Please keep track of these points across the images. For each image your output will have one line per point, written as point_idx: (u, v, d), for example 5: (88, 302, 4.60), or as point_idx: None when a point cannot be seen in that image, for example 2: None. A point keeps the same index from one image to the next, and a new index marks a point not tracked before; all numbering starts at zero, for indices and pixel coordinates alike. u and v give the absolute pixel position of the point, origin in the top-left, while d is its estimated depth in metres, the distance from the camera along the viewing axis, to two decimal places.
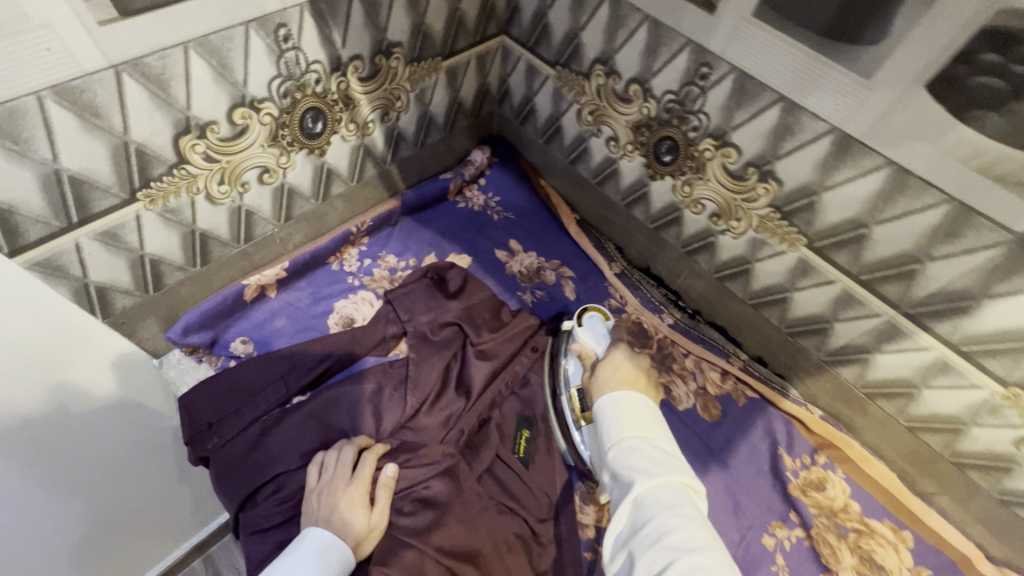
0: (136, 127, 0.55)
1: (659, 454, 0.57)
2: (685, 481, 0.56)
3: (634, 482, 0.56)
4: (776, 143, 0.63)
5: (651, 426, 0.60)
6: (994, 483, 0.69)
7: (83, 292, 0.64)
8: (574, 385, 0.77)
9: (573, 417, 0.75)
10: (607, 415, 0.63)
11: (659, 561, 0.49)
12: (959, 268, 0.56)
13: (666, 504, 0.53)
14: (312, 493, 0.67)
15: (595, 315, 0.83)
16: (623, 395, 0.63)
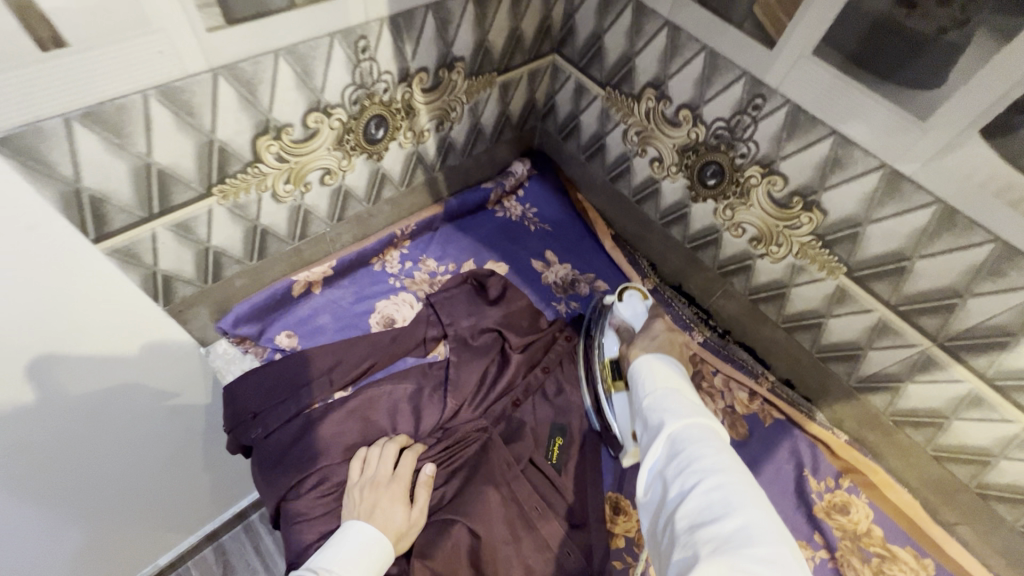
0: (222, 127, 0.58)
1: (690, 401, 0.59)
2: (714, 420, 0.57)
3: (664, 420, 0.57)
4: (825, 175, 0.66)
5: (683, 380, 0.63)
6: (1019, 516, 0.70)
7: (151, 280, 0.67)
8: (608, 356, 0.82)
9: (604, 387, 0.79)
10: (642, 373, 0.66)
11: (689, 480, 0.50)
12: (999, 306, 0.58)
13: (695, 436, 0.54)
14: (354, 487, 0.69)
15: (634, 294, 0.87)
16: (654, 358, 0.67)
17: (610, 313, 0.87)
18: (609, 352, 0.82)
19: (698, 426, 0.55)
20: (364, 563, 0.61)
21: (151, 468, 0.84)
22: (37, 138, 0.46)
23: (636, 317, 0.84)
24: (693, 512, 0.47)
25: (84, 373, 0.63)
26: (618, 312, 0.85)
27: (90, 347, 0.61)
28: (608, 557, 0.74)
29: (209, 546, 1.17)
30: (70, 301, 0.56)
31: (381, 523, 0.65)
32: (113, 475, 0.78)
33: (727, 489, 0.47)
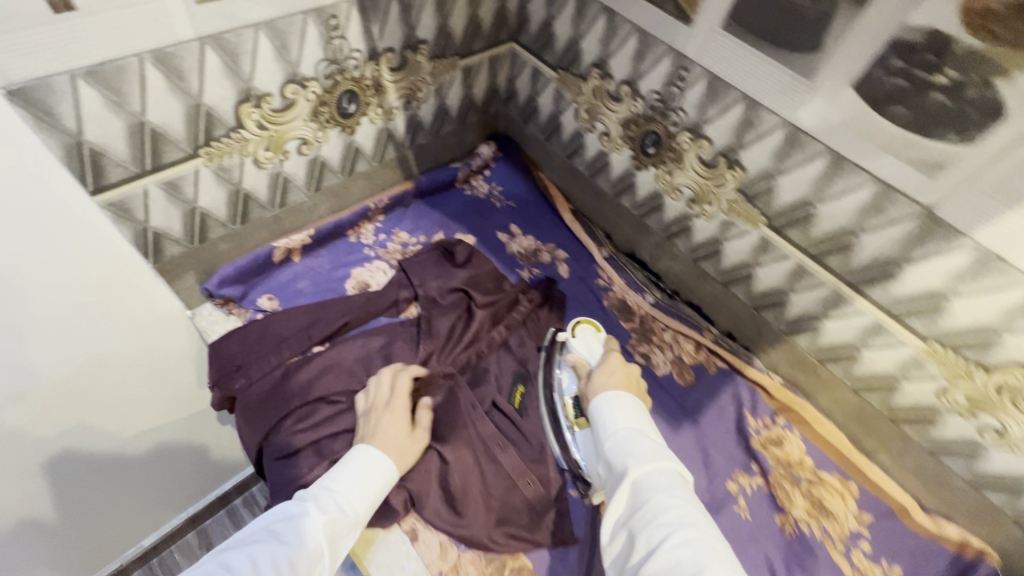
0: (208, 92, 0.66)
1: (649, 444, 0.67)
2: (672, 463, 0.65)
3: (629, 467, 0.64)
4: (741, 134, 0.76)
5: (643, 420, 0.71)
6: (924, 434, 0.79)
7: (142, 235, 0.74)
8: (568, 393, 0.84)
9: (568, 423, 0.82)
10: (603, 412, 0.73)
11: (656, 534, 0.57)
12: (885, 238, 0.68)
13: (660, 486, 0.62)
14: (355, 417, 0.78)
15: (587, 328, 0.89)
16: (615, 394, 0.74)
17: (566, 350, 0.88)
18: (568, 389, 0.85)
19: (661, 475, 0.63)
20: (362, 488, 0.67)
21: (141, 444, 0.90)
22: (46, 91, 0.54)
23: (591, 355, 0.86)
24: (663, 564, 0.55)
25: (90, 326, 0.69)
26: (572, 347, 0.87)
27: (86, 323, 0.68)
28: (564, 487, 0.82)
29: (192, 531, 1.22)
30: (71, 258, 0.62)
31: (382, 443, 0.72)
32: (110, 441, 0.83)
33: (691, 545, 0.56)
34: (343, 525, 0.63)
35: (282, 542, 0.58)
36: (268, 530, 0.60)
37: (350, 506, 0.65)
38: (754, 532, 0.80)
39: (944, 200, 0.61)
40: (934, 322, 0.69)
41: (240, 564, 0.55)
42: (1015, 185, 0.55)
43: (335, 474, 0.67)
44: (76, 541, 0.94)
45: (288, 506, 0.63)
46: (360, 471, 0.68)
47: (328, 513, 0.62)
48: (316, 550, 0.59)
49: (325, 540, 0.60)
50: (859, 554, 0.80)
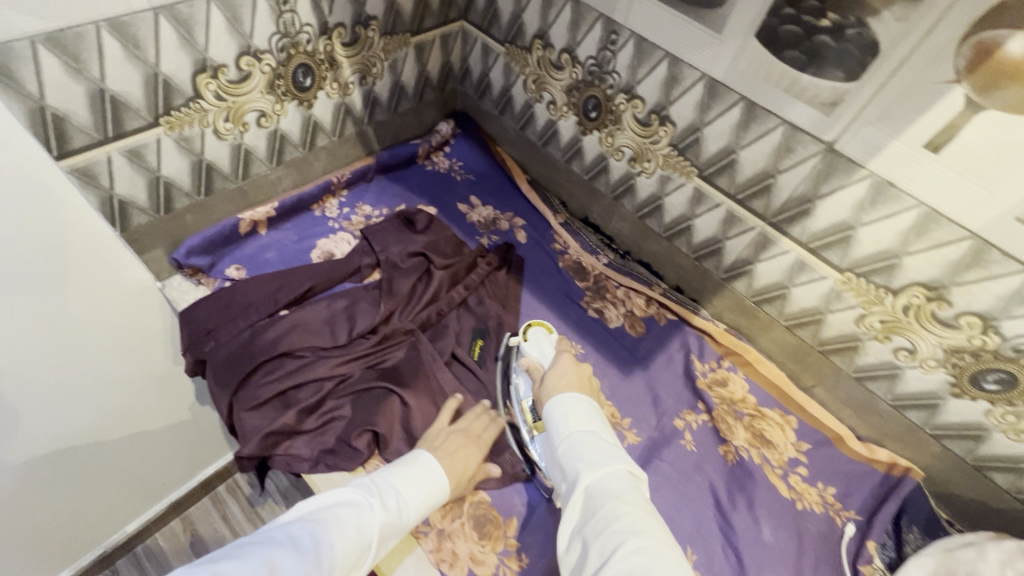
0: (165, 61, 0.71)
1: (603, 447, 0.67)
2: (625, 466, 0.65)
3: (581, 473, 0.64)
4: (668, 91, 0.82)
5: (597, 426, 0.70)
6: (850, 362, 0.86)
7: (108, 203, 0.78)
8: (524, 398, 0.86)
9: (527, 428, 0.83)
10: (556, 416, 0.73)
11: (609, 542, 0.56)
12: (797, 177, 0.75)
13: (613, 492, 0.61)
14: (315, 364, 0.85)
15: (539, 329, 0.92)
16: (570, 399, 0.74)
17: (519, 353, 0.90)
18: (525, 394, 0.86)
19: (614, 480, 0.63)
20: (424, 497, 0.70)
21: (114, 413, 0.95)
22: (9, 56, 0.58)
23: (544, 358, 0.88)
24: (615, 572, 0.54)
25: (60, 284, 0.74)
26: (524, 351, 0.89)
27: (53, 283, 0.74)
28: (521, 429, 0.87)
29: (176, 518, 1.25)
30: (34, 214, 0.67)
31: (449, 463, 0.75)
32: (84, 405, 0.88)
33: (643, 551, 0.55)
34: (395, 528, 0.67)
35: (346, 529, 0.61)
36: (333, 512, 0.63)
37: (408, 510, 0.68)
38: (698, 462, 0.86)
39: (842, 136, 0.67)
40: (846, 253, 0.76)
41: (305, 540, 0.58)
42: (896, 115, 0.62)
43: (404, 474, 0.71)
44: (60, 514, 0.98)
45: (352, 493, 0.66)
46: (420, 476, 0.72)
47: (389, 512, 0.66)
48: (368, 543, 0.63)
49: (378, 537, 0.64)
50: (796, 477, 0.86)
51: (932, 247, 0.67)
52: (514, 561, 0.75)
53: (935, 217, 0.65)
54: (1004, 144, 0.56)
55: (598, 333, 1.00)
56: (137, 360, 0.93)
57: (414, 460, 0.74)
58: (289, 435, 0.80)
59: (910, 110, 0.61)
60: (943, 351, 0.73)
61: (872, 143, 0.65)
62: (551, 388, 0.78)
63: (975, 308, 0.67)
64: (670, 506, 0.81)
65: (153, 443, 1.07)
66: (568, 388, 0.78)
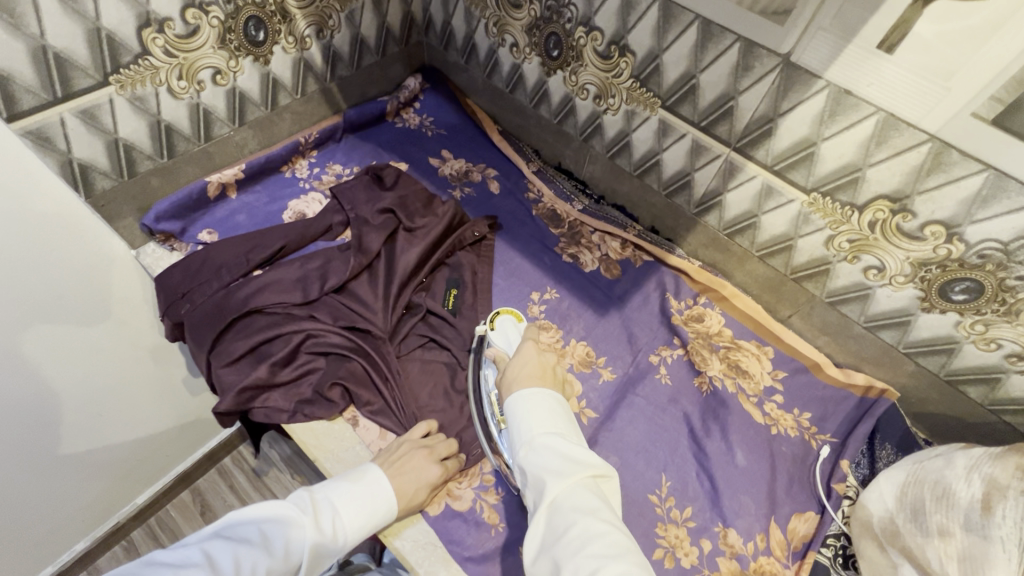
0: (106, 15, 0.70)
1: (567, 451, 0.62)
2: (592, 473, 0.61)
3: (547, 486, 0.59)
4: (625, 19, 0.80)
5: (559, 423, 0.66)
6: (823, 288, 0.85)
7: (68, 167, 0.78)
8: (491, 391, 0.80)
9: (495, 422, 0.77)
10: (518, 414, 0.67)
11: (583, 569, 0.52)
12: (757, 97, 0.73)
13: (583, 507, 0.57)
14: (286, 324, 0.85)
15: (508, 317, 0.87)
16: (530, 392, 0.69)
17: (486, 343, 0.85)
18: (493, 386, 0.81)
19: (582, 493, 0.58)
20: (365, 516, 0.67)
21: (104, 388, 0.96)
22: None
23: (510, 346, 0.83)
24: None
25: (40, 259, 0.76)
26: (491, 340, 0.84)
27: (33, 259, 0.75)
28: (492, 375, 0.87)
29: (185, 491, 1.27)
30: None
31: (401, 482, 0.71)
32: (75, 379, 0.90)
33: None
34: (328, 548, 0.64)
35: (268, 551, 0.59)
36: (258, 529, 0.61)
37: (345, 530, 0.66)
38: (673, 394, 0.87)
39: (797, 47, 0.65)
40: (811, 172, 0.74)
41: (221, 560, 0.56)
42: (848, 16, 0.60)
43: (347, 493, 0.68)
44: (63, 489, 1.00)
45: (282, 507, 0.64)
46: (364, 498, 0.68)
47: (320, 533, 0.64)
48: (293, 564, 0.61)
49: (307, 559, 0.62)
50: (771, 405, 0.86)
51: (892, 155, 0.66)
52: (490, 494, 0.77)
53: (894, 123, 0.63)
54: (956, 36, 0.54)
55: (574, 277, 1.00)
56: (120, 333, 0.93)
57: (359, 476, 0.70)
58: (264, 389, 0.81)
59: (862, 10, 0.59)
60: (911, 265, 0.73)
61: (826, 51, 0.63)
62: (511, 381, 0.72)
63: (938, 216, 0.66)
64: (644, 437, 0.83)
65: (151, 420, 1.09)
66: (530, 382, 0.71)
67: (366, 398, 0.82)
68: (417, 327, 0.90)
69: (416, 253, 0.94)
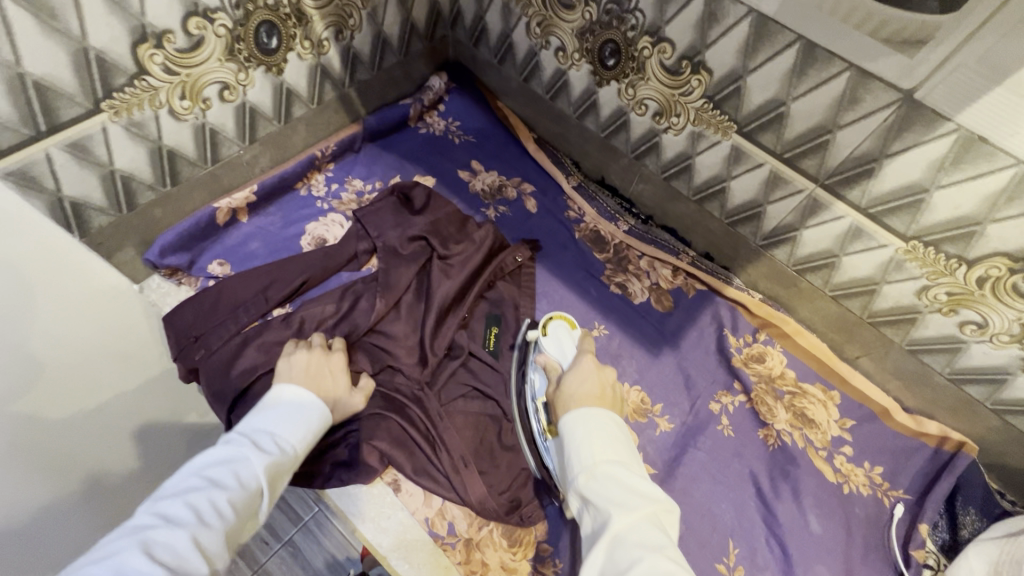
0: (94, 32, 0.58)
1: (632, 483, 0.54)
2: (656, 507, 0.53)
3: (610, 517, 0.52)
4: (704, 32, 0.68)
5: (620, 452, 0.58)
6: (904, 335, 0.78)
7: (58, 207, 0.67)
8: (540, 398, 0.76)
9: (541, 430, 0.73)
10: (576, 437, 0.60)
11: None
12: (862, 133, 0.63)
13: (648, 542, 0.49)
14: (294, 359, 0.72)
15: (560, 324, 0.80)
16: (589, 413, 0.61)
17: (535, 350, 0.80)
18: (540, 392, 0.76)
19: (650, 529, 0.50)
20: (305, 428, 0.60)
21: (85, 426, 0.66)
22: None
23: (563, 356, 0.77)
24: None
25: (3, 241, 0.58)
26: (543, 348, 0.78)
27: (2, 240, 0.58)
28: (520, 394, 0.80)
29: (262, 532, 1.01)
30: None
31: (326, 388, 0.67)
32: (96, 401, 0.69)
33: None
34: (286, 466, 0.56)
35: (221, 487, 0.49)
36: (201, 476, 0.50)
37: (293, 443, 0.58)
38: (738, 449, 0.80)
39: (926, 83, 0.55)
40: (915, 219, 0.66)
41: (176, 510, 0.47)
42: (1002, 54, 0.50)
43: (276, 415, 0.59)
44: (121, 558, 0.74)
45: (215, 451, 0.53)
46: (288, 406, 0.61)
47: (271, 455, 0.55)
48: (255, 492, 0.51)
49: (268, 483, 0.53)
50: (840, 458, 0.80)
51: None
52: (548, 567, 0.71)
53: None
54: None
55: (623, 310, 0.92)
56: (97, 338, 0.69)
57: (277, 397, 0.62)
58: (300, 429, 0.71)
59: (1021, 48, 0.49)
60: (1020, 325, 0.65)
61: (961, 91, 0.54)
62: (568, 400, 0.66)
63: None
64: (708, 496, 0.77)
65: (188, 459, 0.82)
66: (587, 402, 0.64)
67: (407, 461, 0.73)
68: (456, 374, 0.82)
69: (453, 287, 0.85)
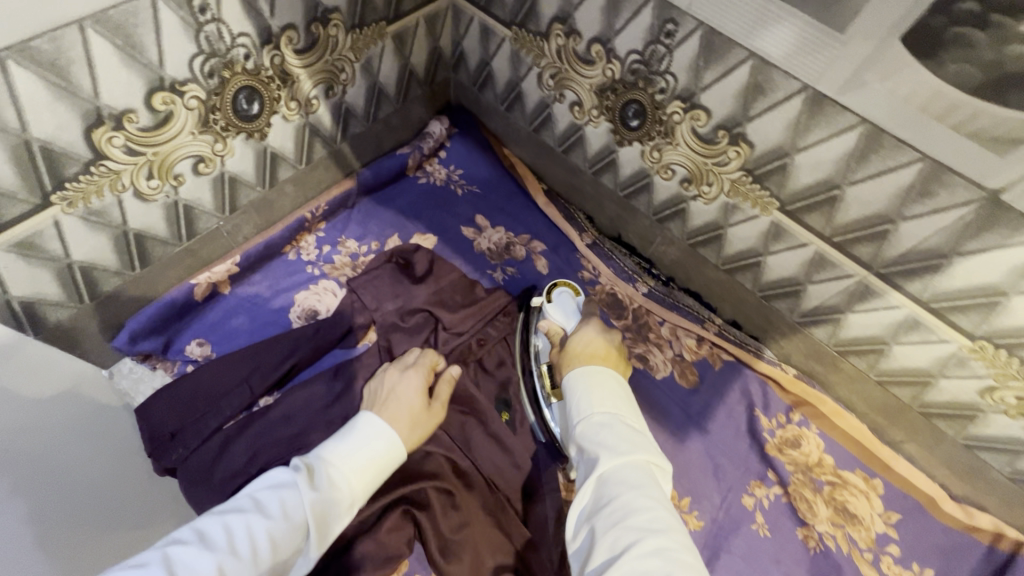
0: (36, 123, 0.49)
1: (628, 431, 0.52)
2: (652, 455, 0.51)
3: (597, 458, 0.51)
4: (747, 104, 0.60)
5: (619, 402, 0.56)
6: (960, 430, 0.71)
7: (5, 309, 0.59)
8: (544, 362, 0.73)
9: (545, 395, 0.70)
10: (577, 386, 0.58)
11: (622, 541, 0.44)
12: (931, 226, 0.55)
13: (632, 482, 0.48)
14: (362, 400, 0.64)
15: (564, 290, 0.78)
16: (594, 369, 0.60)
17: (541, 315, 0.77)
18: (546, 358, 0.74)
19: (636, 470, 0.49)
20: (370, 464, 0.55)
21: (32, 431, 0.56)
22: None
23: (568, 319, 0.74)
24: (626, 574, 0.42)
25: None
26: (547, 312, 0.75)
27: None
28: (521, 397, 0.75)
29: None
30: None
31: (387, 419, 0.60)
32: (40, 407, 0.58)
33: (664, 556, 0.43)
34: (339, 501, 0.51)
35: (263, 514, 0.47)
36: (251, 497, 0.49)
37: (352, 477, 0.53)
38: (776, 552, 0.73)
39: (1016, 186, 0.48)
40: (986, 320, 0.58)
41: (214, 531, 0.45)
42: None
43: (342, 442, 0.55)
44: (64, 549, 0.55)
45: (275, 473, 0.51)
46: (359, 443, 0.56)
47: (324, 488, 0.51)
48: (300, 526, 0.48)
49: (313, 519, 0.49)
50: (887, 561, 0.73)
51: None
52: None
53: None
54: None
55: (644, 389, 0.83)
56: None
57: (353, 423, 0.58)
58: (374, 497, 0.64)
59: None
60: None
61: None
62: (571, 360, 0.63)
63: None
64: None
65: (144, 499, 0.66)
66: (594, 361, 0.63)
67: (434, 538, 0.64)
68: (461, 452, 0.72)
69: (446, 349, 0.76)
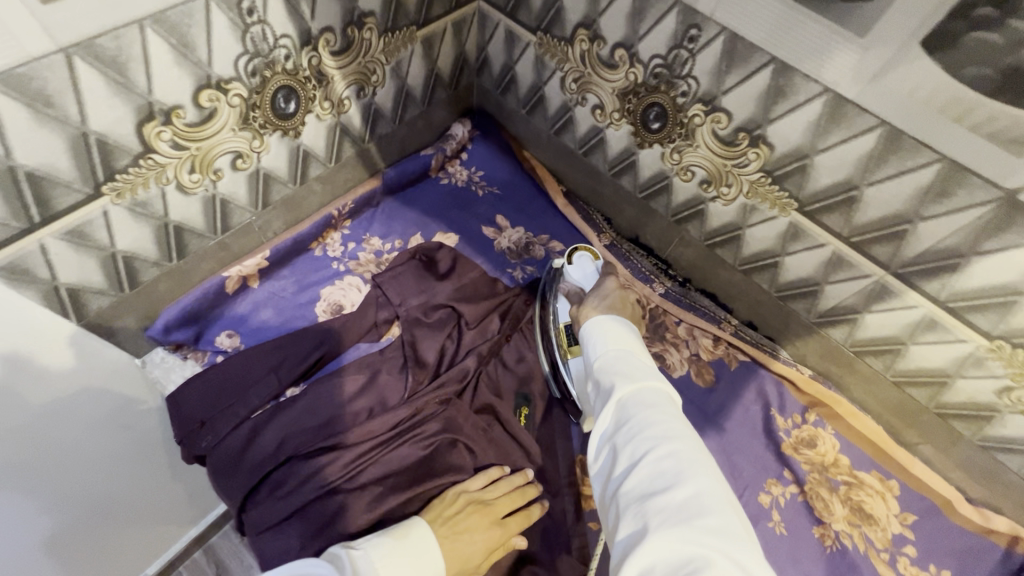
0: (94, 117, 0.52)
1: (643, 364, 0.54)
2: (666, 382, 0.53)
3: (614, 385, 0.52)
4: (768, 106, 0.62)
5: (634, 341, 0.58)
6: (977, 431, 0.71)
7: (53, 294, 0.60)
8: (562, 321, 0.79)
9: (562, 353, 0.77)
10: (593, 332, 0.60)
11: (640, 450, 0.46)
12: (948, 226, 0.57)
13: (648, 402, 0.50)
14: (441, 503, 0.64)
15: (584, 255, 0.84)
16: (610, 318, 0.62)
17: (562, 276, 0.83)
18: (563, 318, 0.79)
19: (651, 394, 0.51)
20: None
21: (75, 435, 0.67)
22: None
23: (585, 278, 0.81)
24: (645, 478, 0.44)
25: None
26: (568, 275, 0.82)
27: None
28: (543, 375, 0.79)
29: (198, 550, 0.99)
30: None
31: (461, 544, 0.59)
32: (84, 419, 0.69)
33: (680, 459, 0.45)
34: None
35: None
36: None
37: None
38: (792, 551, 0.73)
39: None
40: (1004, 320, 0.59)
41: None
42: None
43: (388, 553, 0.56)
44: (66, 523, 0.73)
45: (316, 562, 0.53)
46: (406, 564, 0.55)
47: None
48: None
49: None
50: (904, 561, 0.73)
51: None
52: None
53: None
54: None
55: None
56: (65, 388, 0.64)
57: (405, 531, 0.58)
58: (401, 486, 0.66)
59: None
60: None
61: None
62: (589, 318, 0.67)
63: None
64: None
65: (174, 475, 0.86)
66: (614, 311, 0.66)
67: None
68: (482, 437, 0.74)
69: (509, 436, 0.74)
